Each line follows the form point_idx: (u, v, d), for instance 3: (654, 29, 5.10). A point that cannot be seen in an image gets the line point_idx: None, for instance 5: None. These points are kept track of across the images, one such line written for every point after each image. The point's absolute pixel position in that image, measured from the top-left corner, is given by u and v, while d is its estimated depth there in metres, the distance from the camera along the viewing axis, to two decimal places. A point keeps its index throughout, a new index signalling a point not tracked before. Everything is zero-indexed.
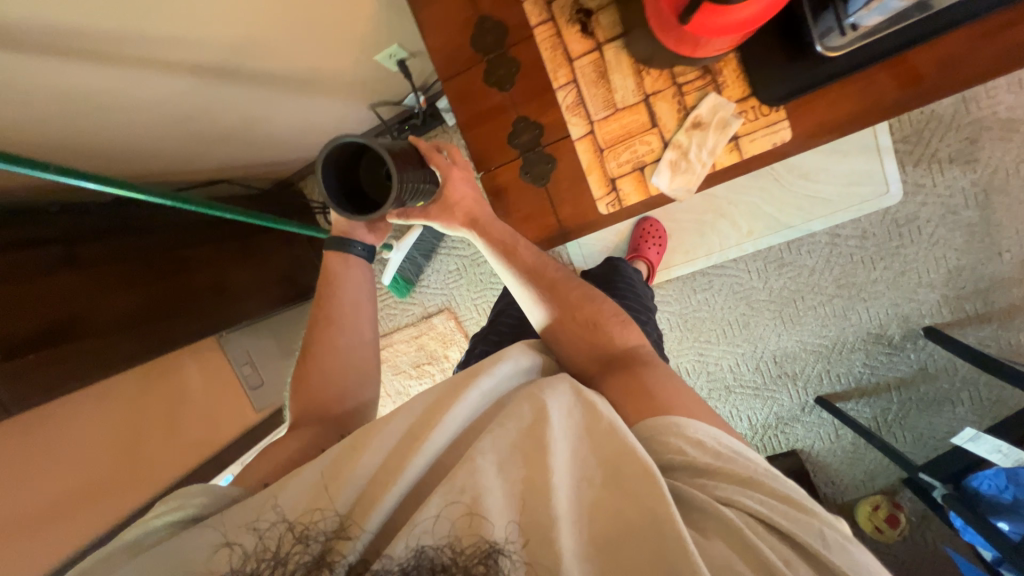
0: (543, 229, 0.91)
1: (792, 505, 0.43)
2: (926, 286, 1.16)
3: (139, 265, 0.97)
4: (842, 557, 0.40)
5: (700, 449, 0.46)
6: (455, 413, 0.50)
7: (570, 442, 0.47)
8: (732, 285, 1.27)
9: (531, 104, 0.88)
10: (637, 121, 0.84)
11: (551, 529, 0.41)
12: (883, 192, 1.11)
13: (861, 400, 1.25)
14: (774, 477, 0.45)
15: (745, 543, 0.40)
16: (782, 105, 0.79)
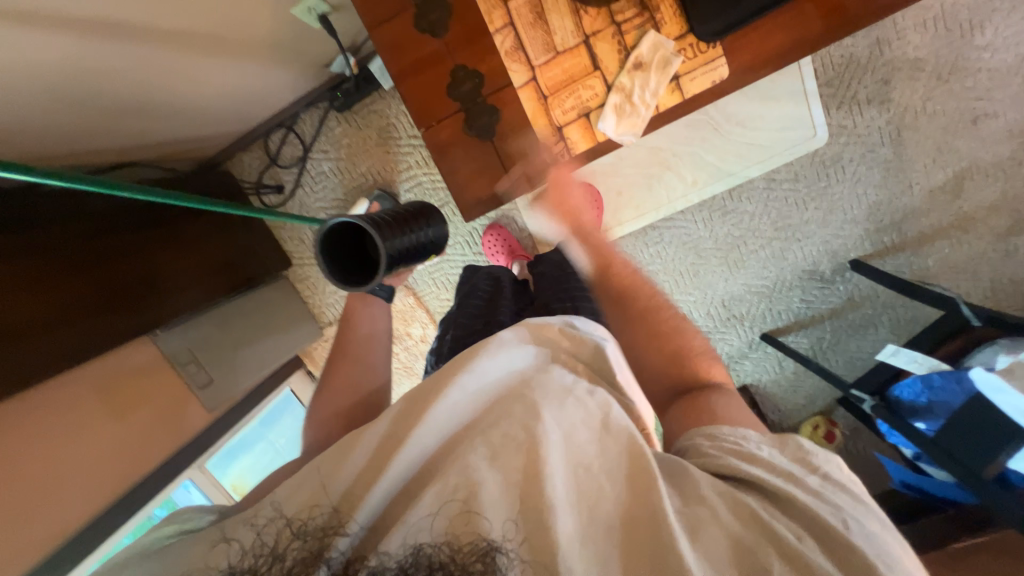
0: (492, 183, 0.87)
1: (826, 495, 0.42)
2: (851, 222, 1.26)
3: (47, 259, 0.85)
4: (870, 546, 0.39)
5: (755, 445, 0.47)
6: (437, 412, 0.48)
7: (565, 437, 0.46)
8: (681, 236, 1.32)
9: (469, 51, 0.84)
10: (579, 64, 0.84)
11: (545, 515, 0.40)
12: (811, 136, 1.18)
13: (799, 332, 1.36)
14: (830, 478, 0.44)
15: (759, 515, 0.41)
16: (718, 41, 0.80)
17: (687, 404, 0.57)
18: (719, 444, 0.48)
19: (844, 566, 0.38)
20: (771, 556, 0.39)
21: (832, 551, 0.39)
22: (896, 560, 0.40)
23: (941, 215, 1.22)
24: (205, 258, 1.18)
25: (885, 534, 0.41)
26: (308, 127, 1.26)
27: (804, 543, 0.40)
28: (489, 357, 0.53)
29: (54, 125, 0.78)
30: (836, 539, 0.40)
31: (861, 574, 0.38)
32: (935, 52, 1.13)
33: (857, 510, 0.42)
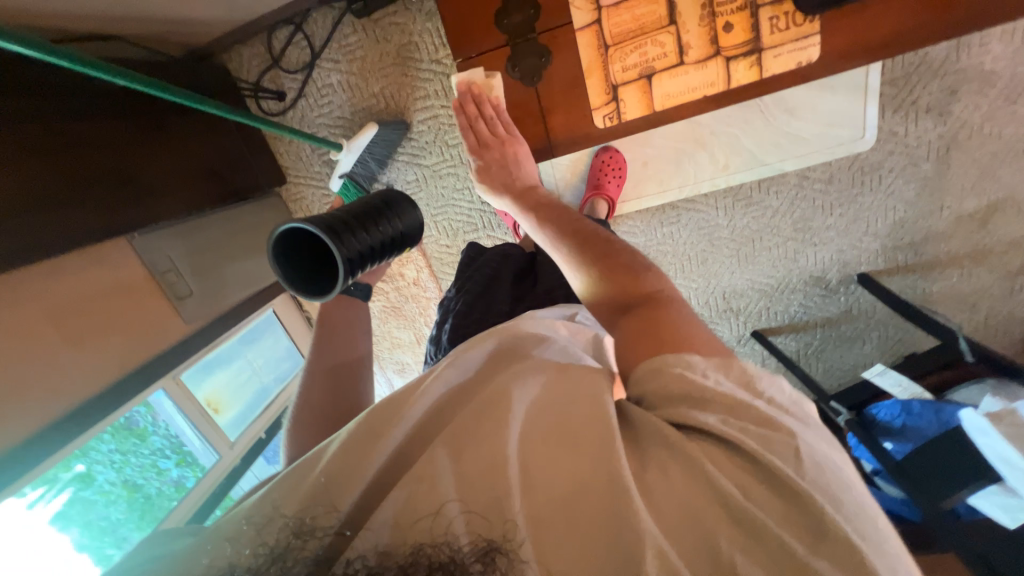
0: (529, 138, 0.84)
1: (775, 429, 0.37)
2: (871, 235, 1.22)
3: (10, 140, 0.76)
4: (823, 491, 0.34)
5: (703, 374, 0.41)
6: (414, 407, 0.44)
7: (527, 418, 0.43)
8: (698, 221, 1.27)
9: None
10: (653, 13, 0.73)
11: (502, 501, 0.36)
12: (857, 137, 1.11)
13: (790, 334, 1.37)
14: (785, 416, 0.39)
15: (706, 470, 0.35)
16: (817, 15, 0.70)
17: (636, 322, 0.48)
18: (663, 378, 0.41)
19: (798, 521, 0.33)
20: (721, 522, 0.34)
21: (786, 503, 0.34)
22: (842, 486, 0.35)
23: (960, 243, 1.20)
24: (190, 163, 1.07)
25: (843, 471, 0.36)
26: (319, 28, 1.12)
27: (751, 496, 0.34)
28: (485, 338, 0.51)
29: None
30: (789, 489, 0.34)
31: (814, 520, 0.33)
32: (1013, 67, 1.04)
33: (810, 446, 0.37)
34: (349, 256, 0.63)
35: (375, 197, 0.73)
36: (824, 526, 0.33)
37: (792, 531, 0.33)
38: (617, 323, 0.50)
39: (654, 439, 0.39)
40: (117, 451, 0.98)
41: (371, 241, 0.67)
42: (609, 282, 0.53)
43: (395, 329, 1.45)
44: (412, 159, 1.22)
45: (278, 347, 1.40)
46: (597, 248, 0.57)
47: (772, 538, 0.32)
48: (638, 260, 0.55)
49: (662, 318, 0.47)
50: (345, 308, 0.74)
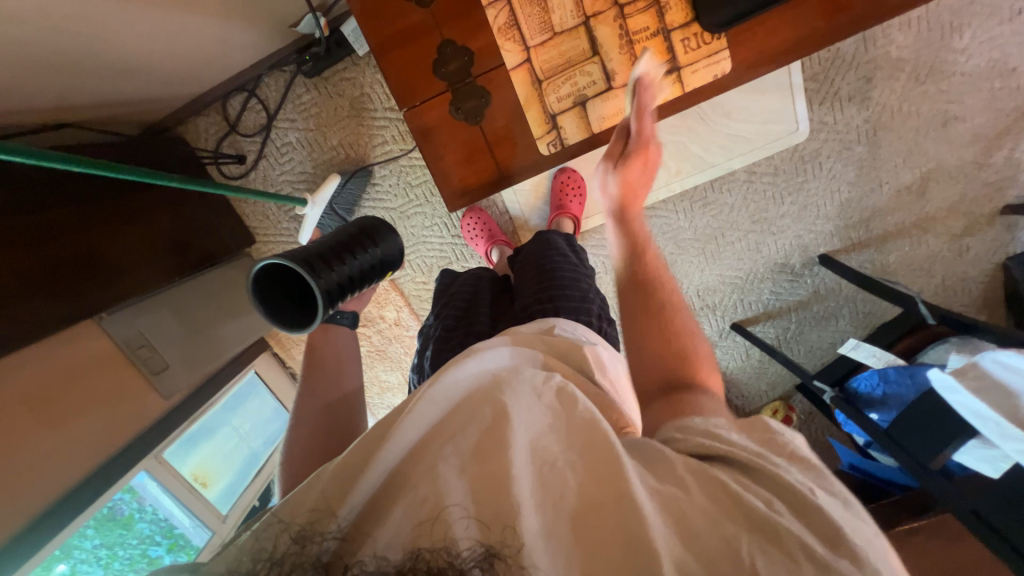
0: (482, 171, 0.84)
1: (795, 465, 0.40)
2: (823, 218, 1.29)
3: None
4: (840, 511, 0.37)
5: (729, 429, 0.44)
6: (403, 431, 0.42)
7: (530, 433, 0.44)
8: (661, 226, 1.32)
9: (457, 25, 0.77)
10: (576, 47, 0.78)
11: (512, 515, 0.37)
12: (793, 130, 1.19)
13: (767, 322, 1.41)
14: (806, 454, 0.42)
15: (727, 486, 0.38)
16: (723, 33, 0.76)
17: (680, 398, 0.51)
18: (690, 426, 0.45)
19: (813, 527, 0.36)
20: (740, 528, 0.36)
21: (799, 512, 0.37)
22: (863, 526, 0.37)
23: (904, 214, 1.28)
24: (154, 236, 1.07)
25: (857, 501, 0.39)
26: (272, 92, 1.15)
27: (774, 506, 0.37)
28: (473, 355, 0.51)
29: None
30: (809, 505, 0.37)
31: (828, 530, 0.35)
32: (915, 53, 1.15)
33: (825, 480, 0.39)
34: (327, 289, 0.65)
35: (352, 228, 0.75)
36: (838, 535, 0.35)
37: (811, 534, 0.35)
38: (657, 397, 0.53)
39: (674, 460, 0.41)
40: (102, 545, 0.94)
41: (349, 272, 0.69)
42: (669, 362, 0.56)
43: (382, 372, 1.43)
44: (377, 204, 1.23)
45: (264, 410, 1.35)
46: (659, 321, 0.60)
47: (788, 541, 0.35)
48: (701, 355, 0.57)
49: (701, 401, 0.50)
50: (330, 355, 0.74)
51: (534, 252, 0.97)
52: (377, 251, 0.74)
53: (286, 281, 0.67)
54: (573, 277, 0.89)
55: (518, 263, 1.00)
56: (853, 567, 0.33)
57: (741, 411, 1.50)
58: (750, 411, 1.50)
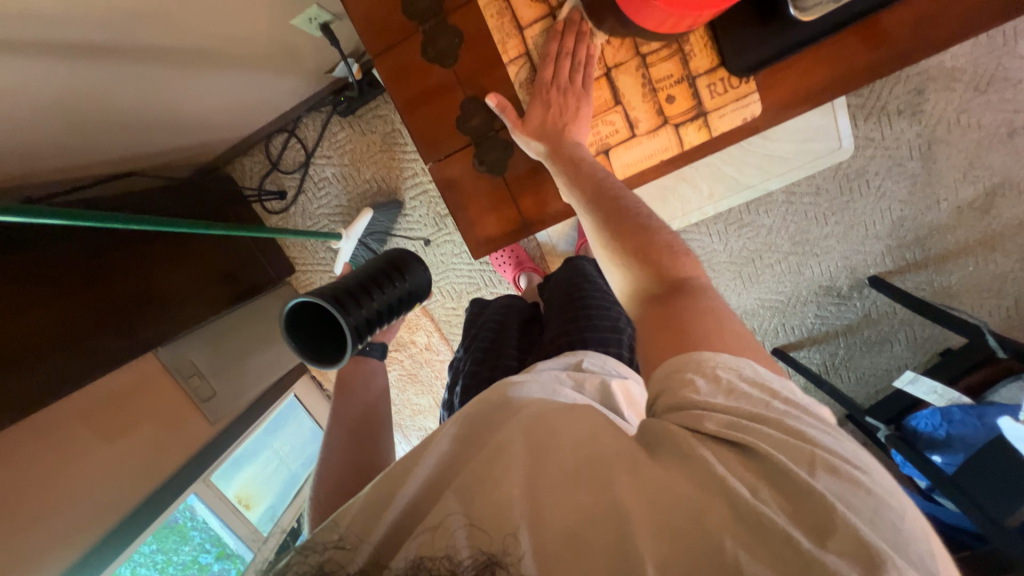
0: (505, 222, 0.84)
1: (793, 437, 0.38)
2: (872, 238, 1.21)
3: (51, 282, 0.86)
4: (835, 488, 0.36)
5: (723, 378, 0.43)
6: (426, 462, 0.46)
7: (532, 448, 0.44)
8: (694, 249, 1.28)
9: (479, 82, 0.79)
10: (599, 98, 0.78)
11: (513, 525, 0.39)
12: (835, 149, 1.12)
13: (812, 347, 1.33)
14: (800, 417, 0.40)
15: (714, 470, 0.37)
16: (752, 76, 0.74)
17: (660, 310, 0.51)
18: (675, 389, 0.43)
19: (801, 521, 0.35)
20: (726, 524, 0.35)
21: (790, 501, 0.36)
22: (867, 497, 0.36)
23: (967, 233, 1.17)
24: (205, 270, 1.15)
25: (857, 467, 0.37)
26: (311, 132, 1.22)
27: (758, 495, 0.36)
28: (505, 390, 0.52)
29: (48, 148, 0.75)
30: (799, 487, 0.36)
31: (820, 524, 0.34)
32: (975, 61, 1.06)
33: (822, 447, 0.38)
34: (355, 325, 0.67)
35: (381, 261, 0.76)
36: (831, 526, 0.34)
37: (798, 525, 0.34)
38: (643, 308, 0.54)
39: (665, 453, 0.41)
40: (158, 551, 0.99)
41: (376, 306, 0.70)
42: (646, 266, 0.56)
43: (414, 395, 1.46)
44: (408, 233, 1.27)
45: (303, 431, 1.41)
46: (626, 224, 0.61)
47: (772, 531, 0.34)
48: (677, 247, 0.58)
49: (681, 304, 0.51)
50: (361, 391, 0.77)
51: (564, 280, 0.97)
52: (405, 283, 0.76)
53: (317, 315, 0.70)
54: (602, 306, 0.87)
55: (549, 291, 0.99)
56: (846, 557, 0.32)
57: None
58: None
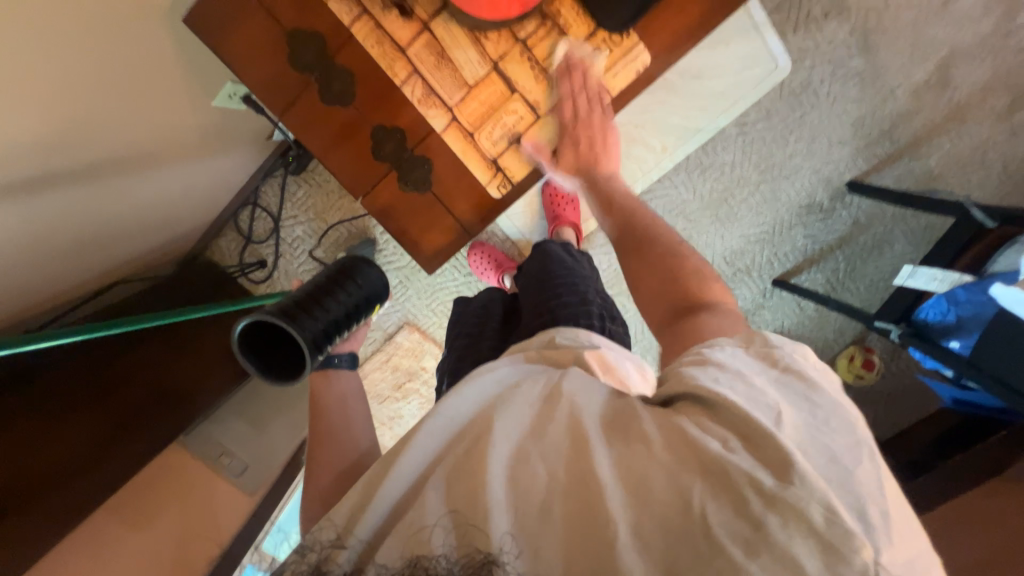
0: (446, 234, 0.81)
1: (759, 392, 0.43)
2: (838, 144, 1.19)
3: (71, 404, 0.94)
4: (796, 436, 0.41)
5: (724, 352, 0.48)
6: (404, 462, 0.47)
7: (513, 438, 0.46)
8: (666, 205, 1.26)
9: (380, 109, 0.74)
10: (496, 92, 0.75)
11: (482, 522, 0.42)
12: (773, 69, 1.11)
13: (812, 269, 1.31)
14: (780, 381, 0.45)
15: (684, 431, 0.43)
16: (631, 29, 0.75)
17: (687, 322, 0.55)
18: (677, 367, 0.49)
19: (765, 461, 0.39)
20: (696, 479, 0.40)
21: (754, 444, 0.40)
22: (822, 442, 0.41)
23: (932, 111, 1.14)
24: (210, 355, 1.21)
25: (825, 423, 0.42)
26: (272, 197, 1.26)
27: (729, 446, 0.41)
28: (490, 372, 0.55)
29: (34, 278, 0.81)
30: (761, 434, 0.40)
31: (782, 463, 0.38)
32: None
33: (788, 404, 0.43)
34: (313, 337, 0.67)
35: (332, 270, 0.77)
36: (792, 466, 0.38)
37: (762, 468, 0.39)
38: (671, 325, 0.57)
39: (646, 417, 0.46)
40: None
41: (331, 314, 0.71)
42: (668, 293, 0.60)
43: None
44: (389, 266, 1.31)
45: None
46: (653, 255, 0.64)
47: (739, 486, 0.38)
48: (704, 271, 0.61)
49: (708, 321, 0.53)
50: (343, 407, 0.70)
51: (534, 266, 1.01)
52: (358, 287, 0.76)
53: (276, 338, 0.71)
54: (570, 283, 0.90)
55: (526, 274, 1.00)
56: (803, 493, 0.37)
57: None
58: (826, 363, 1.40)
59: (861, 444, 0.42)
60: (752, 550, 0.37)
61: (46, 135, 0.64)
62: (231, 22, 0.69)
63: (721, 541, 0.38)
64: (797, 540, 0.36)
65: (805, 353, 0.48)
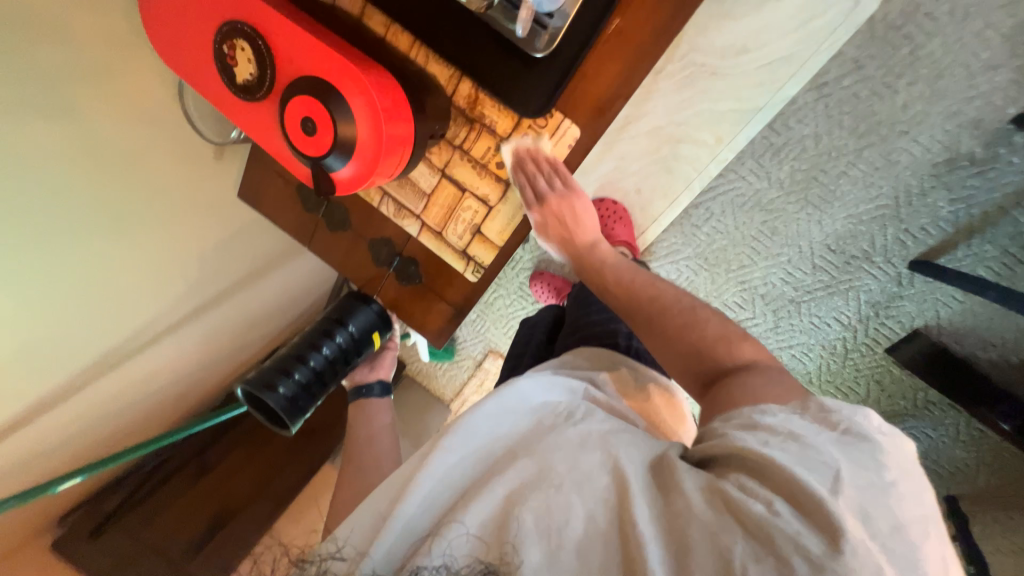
0: (439, 313, 0.91)
1: (821, 456, 0.38)
2: (984, 72, 0.86)
3: (248, 444, 1.31)
4: (861, 505, 0.36)
5: (774, 415, 0.43)
6: (424, 480, 0.46)
7: (550, 473, 0.42)
8: (735, 199, 1.10)
9: (369, 228, 0.89)
10: (450, 194, 0.80)
11: (511, 548, 0.39)
12: (851, 9, 0.84)
13: (973, 241, 0.98)
14: (842, 439, 0.40)
15: (727, 491, 0.39)
16: (552, 108, 0.69)
17: (722, 389, 0.52)
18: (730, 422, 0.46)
19: (820, 529, 0.35)
20: (738, 538, 0.36)
21: (805, 509, 0.36)
22: (885, 516, 0.36)
23: None
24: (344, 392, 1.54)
25: (891, 493, 0.37)
26: None
27: (773, 508, 0.37)
28: (510, 388, 0.54)
29: (216, 360, 1.22)
30: (814, 500, 0.36)
31: (834, 532, 0.35)
32: None
33: (857, 468, 0.38)
34: (284, 402, 0.85)
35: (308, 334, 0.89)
36: (845, 538, 0.34)
37: (813, 533, 0.35)
38: (706, 390, 0.55)
39: (689, 471, 0.42)
40: None
41: (301, 382, 0.86)
42: (696, 358, 0.57)
43: None
44: None
45: None
46: (671, 319, 0.62)
47: (784, 551, 0.35)
48: (728, 332, 0.58)
49: (746, 385, 0.50)
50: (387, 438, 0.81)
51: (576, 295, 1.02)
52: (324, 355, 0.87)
53: None
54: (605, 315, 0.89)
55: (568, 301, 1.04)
56: (853, 571, 0.33)
57: (1004, 364, 1.05)
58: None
59: (930, 521, 0.38)
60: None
61: (194, 276, 1.00)
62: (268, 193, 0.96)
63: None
64: None
65: (873, 419, 0.42)
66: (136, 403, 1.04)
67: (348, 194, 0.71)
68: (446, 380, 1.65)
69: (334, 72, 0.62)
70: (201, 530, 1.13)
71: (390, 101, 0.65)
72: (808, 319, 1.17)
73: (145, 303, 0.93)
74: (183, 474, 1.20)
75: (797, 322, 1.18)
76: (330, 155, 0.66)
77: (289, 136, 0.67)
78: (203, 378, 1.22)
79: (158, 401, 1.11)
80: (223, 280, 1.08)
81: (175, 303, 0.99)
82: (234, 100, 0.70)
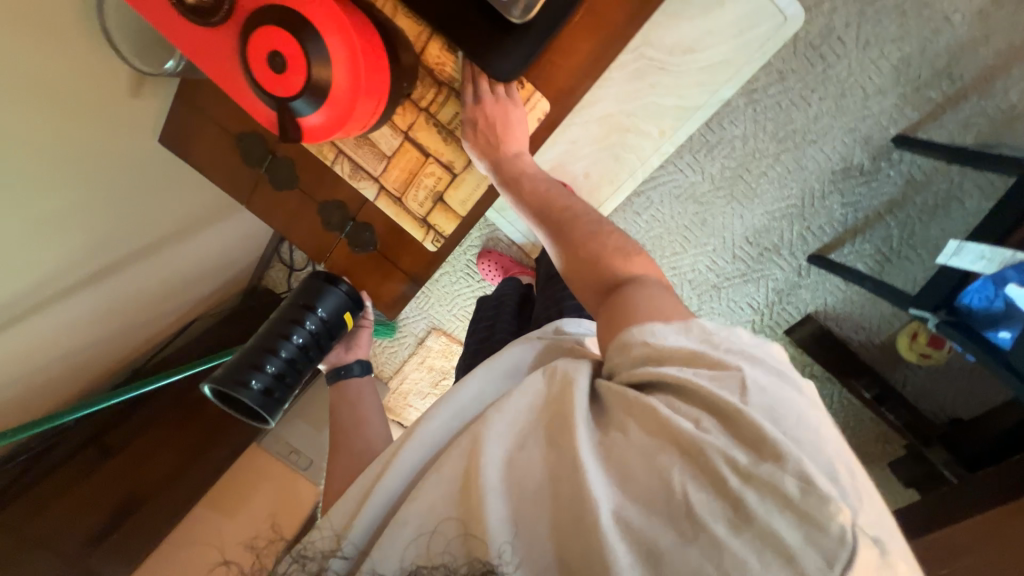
0: (396, 283, 0.89)
1: (722, 368, 0.41)
2: (876, 95, 1.01)
3: (164, 427, 1.26)
4: (765, 409, 0.38)
5: (665, 336, 0.46)
6: (404, 454, 0.48)
7: (507, 440, 0.43)
8: (672, 190, 1.19)
9: (321, 191, 0.85)
10: (412, 158, 0.78)
11: (478, 516, 0.39)
12: (781, 24, 0.93)
13: (857, 240, 1.16)
14: (742, 352, 0.43)
15: (658, 412, 0.40)
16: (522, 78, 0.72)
17: (613, 301, 0.54)
18: (631, 351, 0.46)
19: (745, 438, 0.37)
20: (676, 459, 0.38)
21: (726, 422, 0.38)
22: (791, 413, 0.39)
23: (1007, 35, 0.92)
24: None
25: (786, 390, 0.40)
26: None
27: (702, 425, 0.39)
28: (495, 359, 0.55)
29: (116, 332, 1.10)
30: (731, 412, 0.38)
31: (757, 441, 0.36)
32: None
33: (755, 375, 0.41)
34: (260, 398, 0.77)
35: (282, 317, 0.80)
36: (762, 439, 0.36)
37: (737, 445, 0.37)
38: (602, 302, 0.56)
39: (620, 402, 0.43)
40: None
41: (275, 374, 0.78)
42: (595, 272, 0.58)
43: None
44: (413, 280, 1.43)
45: None
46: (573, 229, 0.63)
47: (711, 459, 0.36)
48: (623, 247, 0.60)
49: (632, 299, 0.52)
50: (346, 410, 0.77)
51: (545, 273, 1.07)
52: (301, 342, 0.79)
53: None
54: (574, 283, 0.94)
55: (538, 280, 1.06)
56: (775, 467, 0.35)
57: (868, 347, 1.25)
58: (883, 342, 1.24)
59: (817, 414, 0.40)
60: (736, 525, 0.34)
61: (96, 235, 0.92)
62: (200, 150, 0.88)
63: (700, 517, 0.35)
64: (774, 510, 0.34)
65: (741, 333, 0.45)
66: (19, 378, 0.91)
67: (314, 142, 0.70)
68: (385, 358, 1.62)
69: (305, 4, 0.60)
70: (105, 520, 1.12)
71: (368, 44, 0.64)
72: (725, 304, 1.31)
73: (38, 262, 0.82)
74: (83, 458, 1.13)
75: (715, 306, 1.33)
76: (298, 99, 0.64)
77: (253, 73, 0.65)
78: (102, 349, 1.09)
79: (45, 377, 0.98)
80: (128, 241, 0.99)
81: (73, 265, 0.89)
82: (174, 16, 0.66)
